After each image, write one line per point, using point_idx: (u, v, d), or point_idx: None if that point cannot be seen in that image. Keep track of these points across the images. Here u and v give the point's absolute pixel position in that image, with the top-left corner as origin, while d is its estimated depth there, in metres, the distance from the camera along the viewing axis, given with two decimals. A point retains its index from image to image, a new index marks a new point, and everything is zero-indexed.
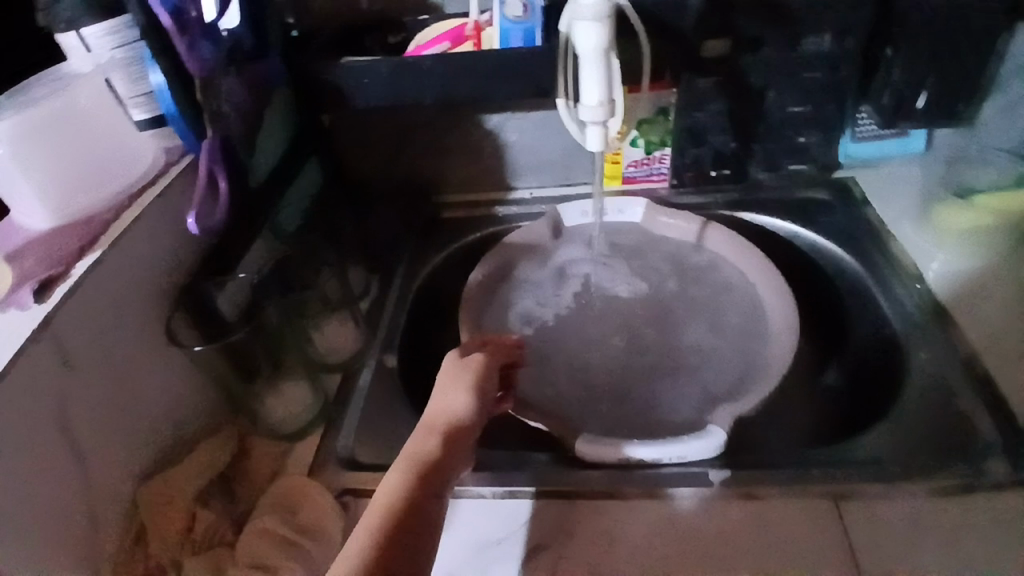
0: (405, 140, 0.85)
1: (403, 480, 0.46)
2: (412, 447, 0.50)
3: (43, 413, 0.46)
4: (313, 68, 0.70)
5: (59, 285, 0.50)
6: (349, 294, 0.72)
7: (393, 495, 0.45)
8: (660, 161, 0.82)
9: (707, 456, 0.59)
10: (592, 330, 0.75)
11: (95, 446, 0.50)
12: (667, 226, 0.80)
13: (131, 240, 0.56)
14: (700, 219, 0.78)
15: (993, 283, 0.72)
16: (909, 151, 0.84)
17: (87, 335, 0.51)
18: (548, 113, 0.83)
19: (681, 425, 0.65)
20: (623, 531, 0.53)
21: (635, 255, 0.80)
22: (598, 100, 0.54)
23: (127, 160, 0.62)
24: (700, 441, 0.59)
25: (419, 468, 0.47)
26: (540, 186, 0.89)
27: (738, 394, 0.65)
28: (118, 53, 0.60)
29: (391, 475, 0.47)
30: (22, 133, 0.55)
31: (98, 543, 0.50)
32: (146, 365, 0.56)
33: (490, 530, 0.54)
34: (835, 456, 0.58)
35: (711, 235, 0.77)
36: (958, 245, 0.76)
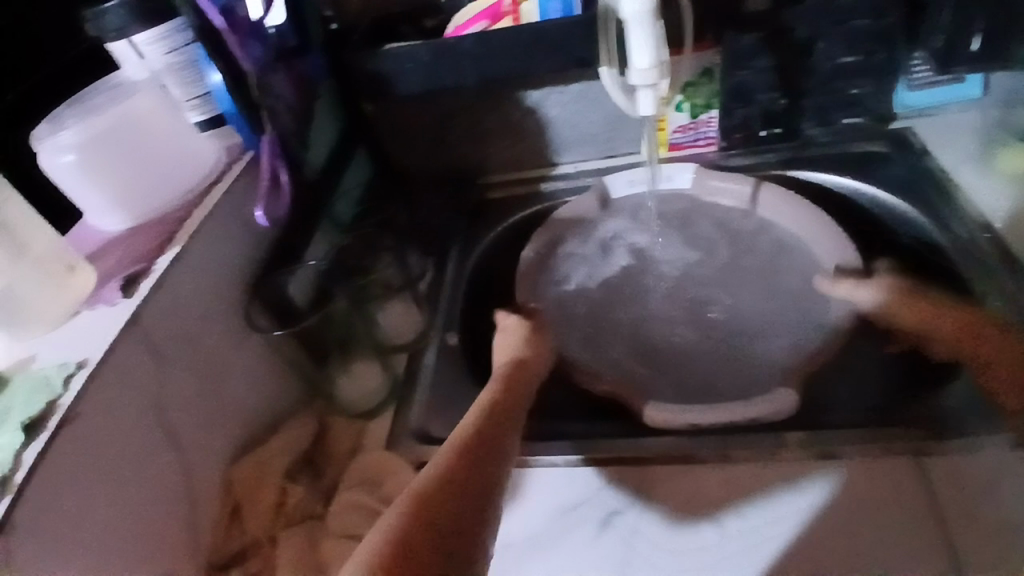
0: (448, 125, 0.85)
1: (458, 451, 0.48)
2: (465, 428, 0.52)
3: (139, 404, 0.49)
4: (356, 59, 0.71)
5: (144, 279, 0.53)
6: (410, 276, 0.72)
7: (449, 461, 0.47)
8: (706, 124, 0.81)
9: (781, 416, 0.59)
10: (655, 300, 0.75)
11: (187, 432, 0.53)
12: (720, 189, 0.78)
13: (205, 235, 0.58)
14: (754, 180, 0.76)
15: None
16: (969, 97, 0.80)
17: (173, 327, 0.53)
18: (587, 85, 0.81)
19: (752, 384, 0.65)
20: (698, 492, 0.55)
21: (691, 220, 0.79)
22: (648, 62, 0.52)
23: (192, 160, 0.64)
24: (757, 411, 0.58)
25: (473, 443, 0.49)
26: (584, 159, 0.89)
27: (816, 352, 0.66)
28: (170, 58, 0.62)
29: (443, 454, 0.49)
30: (93, 139, 0.57)
31: (198, 523, 0.53)
32: (228, 355, 0.58)
33: (569, 497, 0.56)
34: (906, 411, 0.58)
35: (765, 198, 0.75)
36: None
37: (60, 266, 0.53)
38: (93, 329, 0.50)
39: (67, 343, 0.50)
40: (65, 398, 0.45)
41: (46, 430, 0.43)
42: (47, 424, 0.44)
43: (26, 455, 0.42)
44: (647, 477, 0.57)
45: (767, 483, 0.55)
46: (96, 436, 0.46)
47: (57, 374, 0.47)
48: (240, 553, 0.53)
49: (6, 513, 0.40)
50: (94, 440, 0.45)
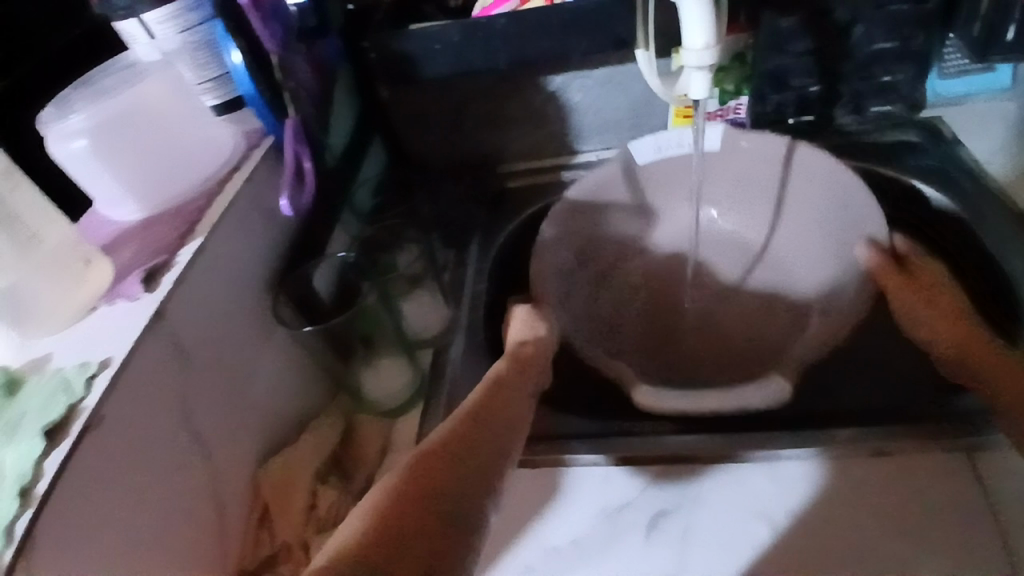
0: (466, 113, 0.80)
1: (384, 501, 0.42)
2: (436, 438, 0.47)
3: (166, 406, 0.46)
4: (378, 41, 0.68)
5: (166, 273, 0.49)
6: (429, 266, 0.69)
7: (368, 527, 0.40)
8: (736, 111, 0.79)
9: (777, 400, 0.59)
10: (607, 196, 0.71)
11: (212, 434, 0.50)
12: (749, 151, 0.69)
13: (227, 225, 0.54)
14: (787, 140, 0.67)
15: None
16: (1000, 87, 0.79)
17: (199, 325, 0.50)
18: (613, 69, 0.76)
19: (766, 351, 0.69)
20: (750, 495, 0.53)
21: (747, 182, 0.72)
22: (705, 43, 0.50)
23: (205, 147, 0.60)
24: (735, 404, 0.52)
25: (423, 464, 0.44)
26: (606, 147, 0.84)
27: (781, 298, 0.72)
28: (185, 38, 0.56)
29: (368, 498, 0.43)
30: (101, 121, 0.53)
31: (224, 529, 0.50)
32: (254, 353, 0.56)
33: (614, 499, 0.54)
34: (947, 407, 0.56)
35: (800, 156, 0.67)
36: None
37: (74, 259, 0.50)
38: (113, 325, 0.47)
39: (83, 342, 0.47)
40: (88, 399, 0.42)
41: (68, 437, 0.41)
42: (71, 428, 0.41)
43: (47, 465, 0.40)
44: (691, 479, 0.55)
45: (808, 490, 0.53)
46: (118, 443, 0.43)
47: (77, 376, 0.44)
48: (271, 558, 0.51)
49: (28, 527, 0.37)
50: (117, 447, 0.42)
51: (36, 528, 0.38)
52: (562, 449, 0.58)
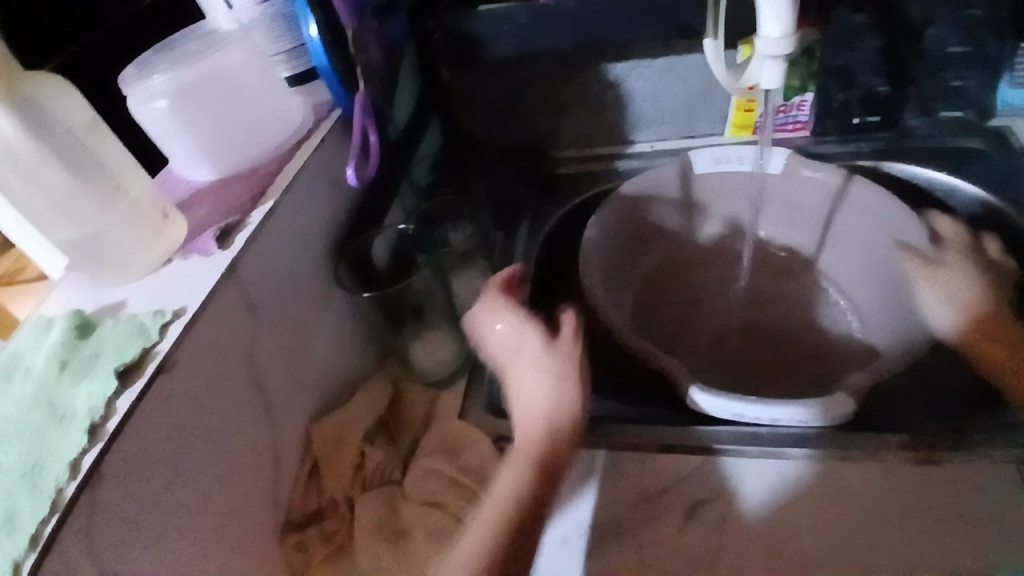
0: (525, 96, 0.81)
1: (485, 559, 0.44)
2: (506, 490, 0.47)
3: (233, 359, 0.49)
4: (451, 19, 0.71)
5: (240, 232, 0.52)
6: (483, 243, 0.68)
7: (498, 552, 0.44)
8: (799, 107, 0.77)
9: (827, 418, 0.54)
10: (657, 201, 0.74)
11: (273, 388, 0.52)
12: (811, 181, 0.71)
13: (297, 190, 0.57)
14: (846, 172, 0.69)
15: None
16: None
17: (267, 283, 0.52)
18: (673, 60, 0.76)
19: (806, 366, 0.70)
20: (790, 491, 0.54)
21: (803, 212, 0.74)
22: (780, 32, 0.50)
23: (279, 117, 0.62)
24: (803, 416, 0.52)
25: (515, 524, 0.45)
26: (661, 138, 0.84)
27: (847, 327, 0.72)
28: (262, 10, 0.61)
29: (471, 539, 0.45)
30: (184, 83, 0.56)
31: (279, 478, 0.52)
32: (313, 316, 0.58)
33: (653, 484, 0.55)
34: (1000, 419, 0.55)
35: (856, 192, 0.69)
36: None
37: (155, 213, 0.52)
38: (187, 278, 0.49)
39: (157, 292, 0.50)
40: (162, 345, 0.44)
41: (141, 379, 0.42)
42: (144, 371, 0.43)
43: (120, 402, 0.41)
44: (733, 470, 0.55)
45: (852, 490, 0.53)
46: (190, 385, 0.45)
47: (153, 322, 0.46)
48: (318, 511, 0.53)
49: (96, 461, 0.39)
50: (189, 388, 0.45)
51: (103, 464, 0.39)
52: (604, 430, 0.58)
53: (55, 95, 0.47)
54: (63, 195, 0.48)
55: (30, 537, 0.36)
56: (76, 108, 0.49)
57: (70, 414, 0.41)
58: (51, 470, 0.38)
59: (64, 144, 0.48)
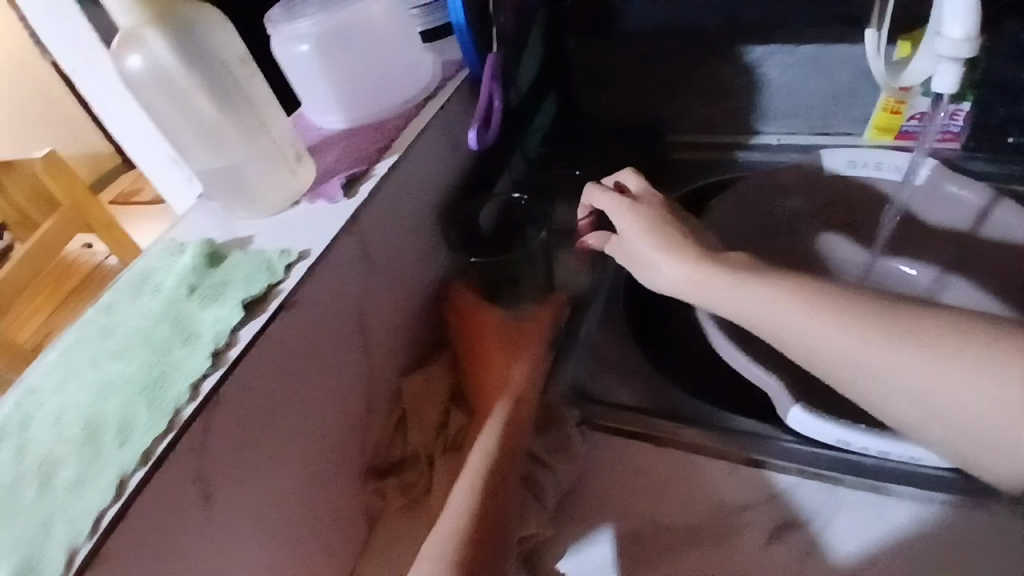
0: (651, 74, 0.77)
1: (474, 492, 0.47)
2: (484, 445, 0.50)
3: (342, 305, 0.50)
4: None
5: (364, 182, 0.52)
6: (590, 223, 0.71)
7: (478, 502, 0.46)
8: (953, 117, 0.70)
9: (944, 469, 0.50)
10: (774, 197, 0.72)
11: (374, 340, 0.54)
12: (952, 197, 0.66)
13: (419, 148, 0.57)
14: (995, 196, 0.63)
15: None
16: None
17: (383, 234, 0.53)
18: (822, 49, 0.71)
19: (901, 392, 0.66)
20: (891, 526, 0.50)
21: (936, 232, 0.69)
22: (962, 32, 0.45)
23: (410, 71, 0.63)
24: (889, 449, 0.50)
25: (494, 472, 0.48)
26: (789, 133, 0.78)
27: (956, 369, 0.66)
28: None
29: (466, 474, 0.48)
30: (329, 29, 0.57)
31: (368, 425, 0.53)
32: (416, 274, 0.58)
33: (741, 496, 0.53)
34: None
35: (1001, 215, 0.63)
36: None
37: (289, 152, 0.53)
38: (311, 222, 0.51)
39: (281, 231, 0.51)
40: (286, 283, 0.46)
41: (265, 313, 0.44)
42: (268, 306, 0.45)
43: (243, 332, 0.43)
44: (826, 496, 0.53)
45: (954, 531, 0.49)
46: (303, 324, 0.46)
47: (279, 261, 0.47)
48: (400, 462, 0.54)
49: (215, 387, 0.40)
50: (303, 326, 0.46)
51: (221, 390, 0.41)
52: (693, 432, 0.56)
53: (209, 27, 0.49)
54: (205, 125, 0.50)
55: (143, 453, 0.37)
56: (228, 40, 0.50)
57: (196, 334, 0.44)
58: (178, 386, 0.40)
59: (216, 73, 0.50)
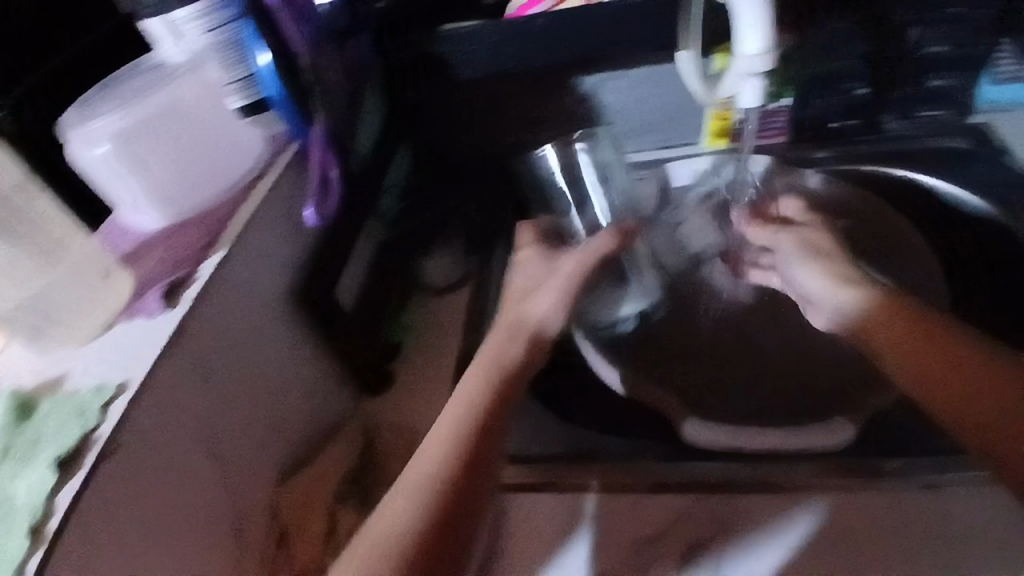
0: (498, 112, 0.77)
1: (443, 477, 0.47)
2: (445, 429, 0.50)
3: (183, 431, 0.45)
4: (410, 40, 0.68)
5: (187, 288, 0.48)
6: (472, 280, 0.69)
7: (435, 492, 0.47)
8: (775, 114, 0.74)
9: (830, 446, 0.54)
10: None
11: (232, 457, 0.50)
12: None
13: (251, 236, 0.53)
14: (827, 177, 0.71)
15: None
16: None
17: (220, 340, 0.49)
18: (650, 69, 0.73)
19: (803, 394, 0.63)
20: (788, 524, 0.51)
21: None
22: (758, 49, 0.47)
23: (232, 151, 0.58)
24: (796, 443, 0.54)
25: (463, 466, 0.48)
26: (636, 150, 0.80)
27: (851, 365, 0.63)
28: (213, 36, 0.54)
29: (431, 447, 0.49)
30: (131, 126, 0.52)
31: (243, 549, 0.50)
32: (275, 366, 0.54)
33: (645, 528, 0.52)
34: None
35: (836, 191, 0.70)
36: None
37: (96, 270, 0.49)
38: (129, 343, 0.46)
39: (98, 361, 0.46)
40: (104, 427, 0.41)
41: (84, 467, 0.39)
42: (84, 462, 0.40)
43: (60, 497, 0.38)
44: (727, 506, 0.52)
45: (844, 514, 0.51)
46: (136, 467, 0.42)
47: (93, 400, 0.43)
48: None
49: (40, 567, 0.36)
50: (138, 469, 0.42)
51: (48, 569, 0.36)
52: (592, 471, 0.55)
53: None
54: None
55: None
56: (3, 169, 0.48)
57: (11, 507, 0.39)
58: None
59: None
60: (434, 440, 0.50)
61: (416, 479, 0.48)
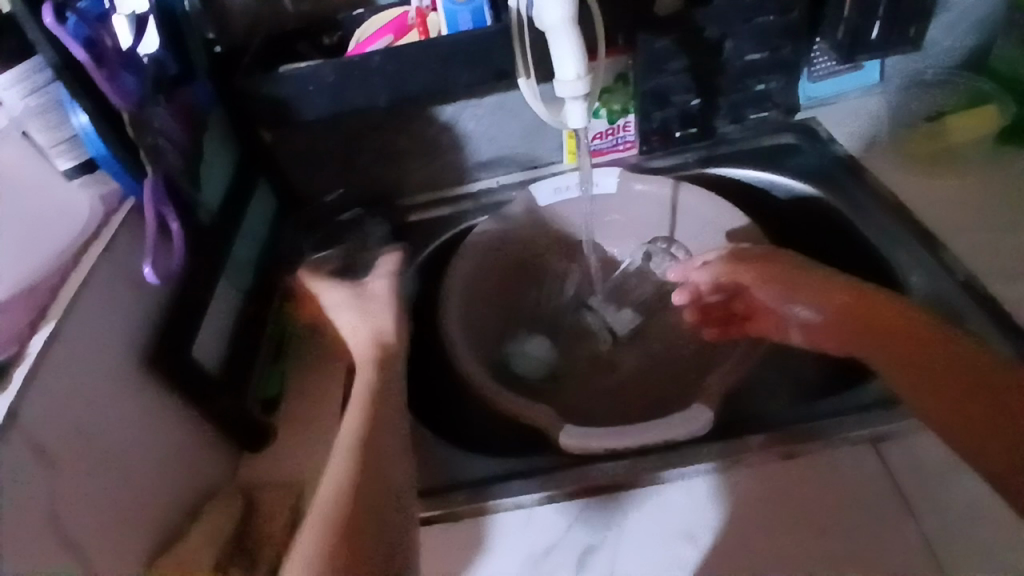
0: (359, 149, 0.77)
1: (351, 469, 0.47)
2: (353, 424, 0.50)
3: (34, 523, 0.41)
4: (251, 84, 0.66)
5: (18, 368, 0.45)
6: None
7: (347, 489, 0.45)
8: (625, 129, 0.80)
9: (697, 435, 0.57)
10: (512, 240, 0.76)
11: (89, 544, 0.45)
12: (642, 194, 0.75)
13: (83, 308, 0.50)
14: (673, 182, 0.73)
15: (956, 156, 0.79)
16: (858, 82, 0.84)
17: (60, 422, 0.45)
18: (502, 96, 0.76)
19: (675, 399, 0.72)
20: (670, 511, 0.53)
21: (633, 224, 0.78)
22: (576, 73, 0.54)
23: (61, 214, 0.53)
24: (664, 437, 0.56)
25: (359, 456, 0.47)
26: (505, 173, 0.83)
27: (710, 365, 0.73)
28: (31, 100, 0.50)
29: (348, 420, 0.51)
30: None
31: None
32: (132, 440, 0.51)
33: (539, 543, 0.52)
34: (832, 407, 0.59)
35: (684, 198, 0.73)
36: (942, 175, 0.77)
37: None
38: None
39: None
40: None
41: None
42: None
43: None
44: (618, 508, 0.54)
45: (724, 497, 0.54)
46: None
47: None
48: None
49: None
50: None
51: None
52: (481, 494, 0.55)
53: None
54: None
55: None
56: None
57: None
58: None
59: None
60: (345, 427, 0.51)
61: (336, 476, 0.47)
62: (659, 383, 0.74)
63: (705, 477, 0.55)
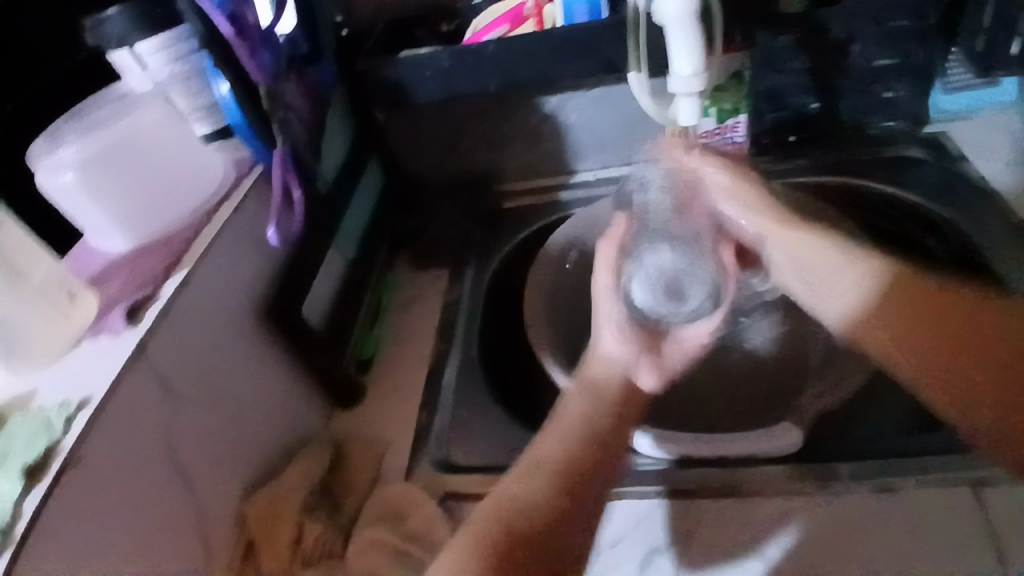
0: (465, 132, 0.80)
1: (533, 493, 0.46)
2: (557, 446, 0.49)
3: (150, 444, 0.47)
4: (373, 65, 0.71)
5: (149, 308, 0.50)
6: (451, 291, 0.75)
7: (515, 507, 0.46)
8: (733, 129, 0.76)
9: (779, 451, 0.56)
10: (603, 236, 0.77)
11: (197, 469, 0.50)
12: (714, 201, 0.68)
13: (213, 259, 0.55)
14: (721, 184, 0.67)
15: None
16: (1006, 100, 0.77)
17: (182, 357, 0.51)
18: (607, 89, 0.77)
19: (756, 411, 0.70)
20: (743, 522, 0.52)
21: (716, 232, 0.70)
22: (690, 69, 0.54)
23: (197, 176, 0.60)
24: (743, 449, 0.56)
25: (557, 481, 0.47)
26: (603, 165, 0.83)
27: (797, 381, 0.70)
28: (175, 68, 0.56)
29: (554, 431, 0.50)
30: (93, 155, 0.54)
31: (209, 558, 0.50)
32: (241, 382, 0.56)
33: (606, 533, 0.53)
34: (934, 440, 0.55)
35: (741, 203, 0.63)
36: None
37: (61, 294, 0.52)
38: (95, 362, 0.48)
39: (69, 378, 0.48)
40: (66, 441, 0.43)
41: (47, 478, 0.41)
42: (49, 471, 0.41)
43: (26, 505, 0.40)
44: (688, 512, 0.54)
45: (803, 518, 0.52)
46: (99, 481, 0.43)
47: (58, 416, 0.44)
48: None
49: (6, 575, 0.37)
50: (98, 485, 0.43)
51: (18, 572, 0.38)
52: None
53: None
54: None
55: None
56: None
57: None
58: None
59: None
60: (558, 435, 0.50)
61: (520, 485, 0.47)
62: (742, 393, 0.72)
63: (784, 494, 0.53)
